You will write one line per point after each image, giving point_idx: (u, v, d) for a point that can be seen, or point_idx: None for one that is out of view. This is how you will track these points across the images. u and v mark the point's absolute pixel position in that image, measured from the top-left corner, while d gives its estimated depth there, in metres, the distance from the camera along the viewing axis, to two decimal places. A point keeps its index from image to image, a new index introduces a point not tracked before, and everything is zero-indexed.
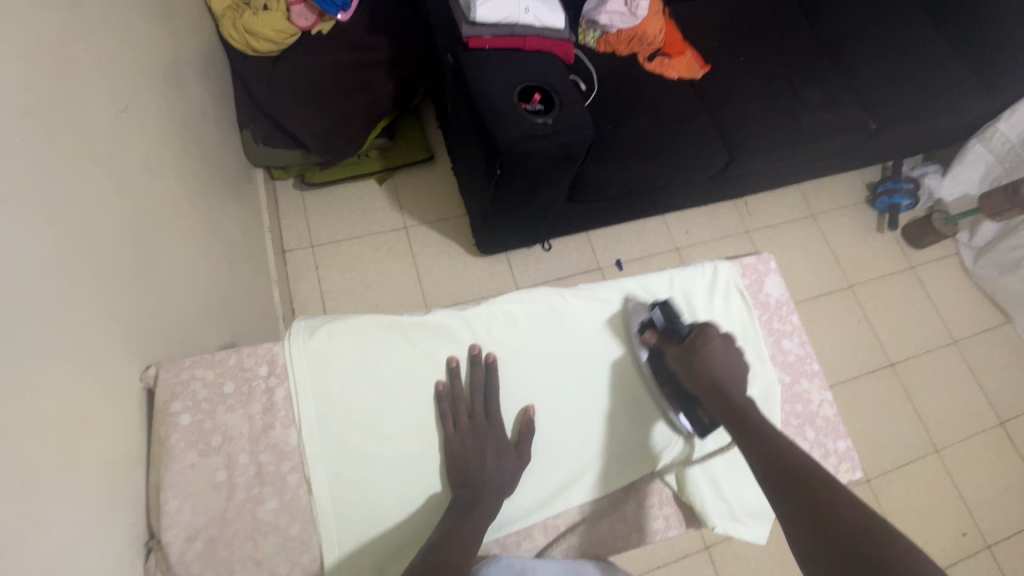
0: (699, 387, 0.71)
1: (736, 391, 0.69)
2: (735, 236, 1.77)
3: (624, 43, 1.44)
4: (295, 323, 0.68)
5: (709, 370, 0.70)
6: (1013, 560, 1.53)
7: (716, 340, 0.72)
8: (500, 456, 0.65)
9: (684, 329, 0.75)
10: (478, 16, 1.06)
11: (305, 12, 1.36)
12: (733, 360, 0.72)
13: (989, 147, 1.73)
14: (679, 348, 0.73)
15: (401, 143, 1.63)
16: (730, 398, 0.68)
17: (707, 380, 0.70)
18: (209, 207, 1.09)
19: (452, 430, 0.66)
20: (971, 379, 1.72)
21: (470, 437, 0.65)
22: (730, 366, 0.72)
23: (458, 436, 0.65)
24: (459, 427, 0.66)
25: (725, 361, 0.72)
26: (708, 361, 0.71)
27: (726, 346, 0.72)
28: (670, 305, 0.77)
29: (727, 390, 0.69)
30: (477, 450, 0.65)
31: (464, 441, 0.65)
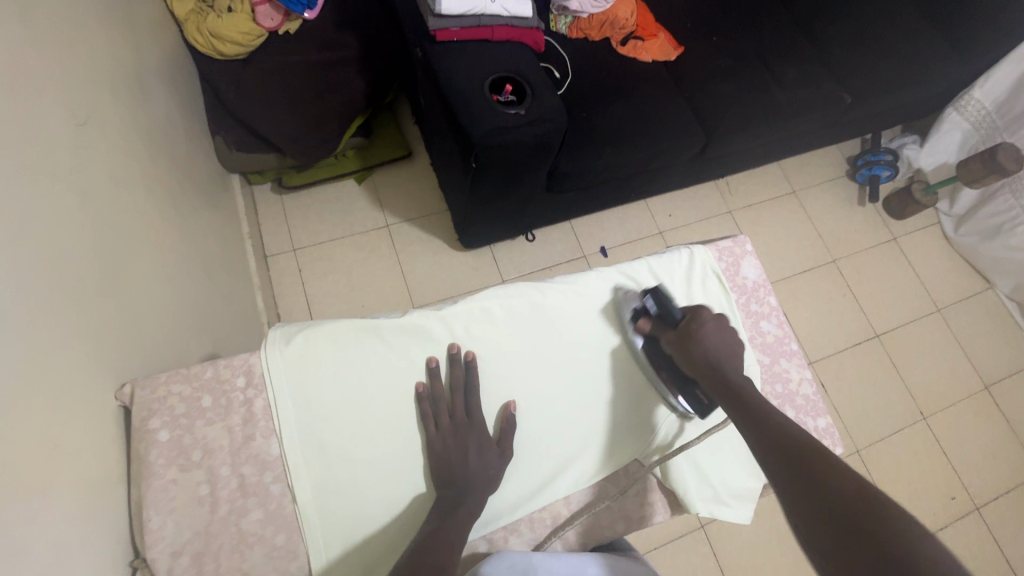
0: (692, 365, 0.70)
1: (734, 368, 0.69)
2: (718, 217, 1.78)
3: (596, 28, 1.43)
4: (272, 331, 0.68)
5: (704, 349, 0.70)
6: (1002, 520, 1.56)
7: (711, 323, 0.72)
8: (482, 451, 0.65)
9: (676, 314, 0.74)
10: (443, 9, 1.04)
11: (271, 13, 1.35)
12: (729, 343, 0.72)
13: (965, 115, 1.75)
14: (673, 334, 0.72)
15: (378, 141, 1.62)
16: (725, 375, 0.68)
17: (701, 359, 0.70)
18: (184, 218, 1.07)
19: (434, 432, 0.65)
20: (955, 346, 1.75)
21: (452, 438, 0.65)
22: (726, 348, 0.71)
23: (439, 436, 0.65)
24: (441, 428, 0.65)
25: (722, 343, 0.71)
26: (703, 344, 0.70)
27: (722, 330, 0.72)
28: (661, 291, 0.76)
29: (724, 369, 0.69)
30: (459, 450, 0.64)
31: (446, 442, 0.65)
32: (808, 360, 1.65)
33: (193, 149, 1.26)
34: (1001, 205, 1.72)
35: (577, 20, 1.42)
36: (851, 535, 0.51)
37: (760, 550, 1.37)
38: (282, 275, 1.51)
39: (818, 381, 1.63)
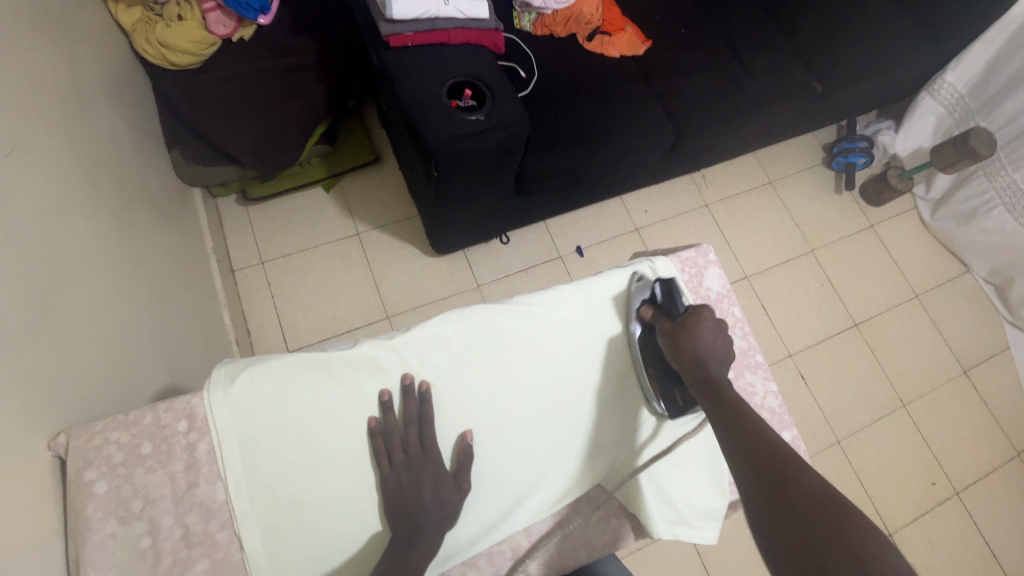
0: (680, 360, 0.69)
1: (718, 371, 0.67)
2: (695, 210, 1.76)
3: (561, 24, 1.39)
4: (215, 370, 0.65)
5: (697, 346, 0.68)
6: (981, 503, 1.58)
7: (708, 322, 0.69)
8: (438, 486, 0.64)
9: (681, 309, 0.74)
10: (395, 12, 1.01)
11: (223, 19, 1.29)
12: (722, 343, 0.70)
13: (938, 99, 1.74)
14: (668, 323, 0.71)
15: (344, 148, 1.57)
16: (712, 376, 0.66)
17: (692, 355, 0.68)
18: (135, 240, 1.03)
19: (387, 468, 0.63)
20: (934, 331, 1.75)
21: (406, 476, 0.63)
22: (718, 348, 0.69)
23: (393, 473, 0.63)
24: (394, 464, 0.63)
25: (716, 342, 0.69)
26: (694, 339, 0.68)
27: (719, 330, 0.70)
28: (671, 284, 0.76)
29: (710, 370, 0.67)
30: (415, 485, 0.63)
31: (400, 479, 0.63)
32: (788, 352, 1.65)
33: (146, 165, 1.21)
34: (975, 188, 1.72)
35: (542, 17, 1.38)
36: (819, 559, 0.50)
37: (743, 546, 1.38)
38: (251, 290, 1.46)
39: (798, 373, 1.63)
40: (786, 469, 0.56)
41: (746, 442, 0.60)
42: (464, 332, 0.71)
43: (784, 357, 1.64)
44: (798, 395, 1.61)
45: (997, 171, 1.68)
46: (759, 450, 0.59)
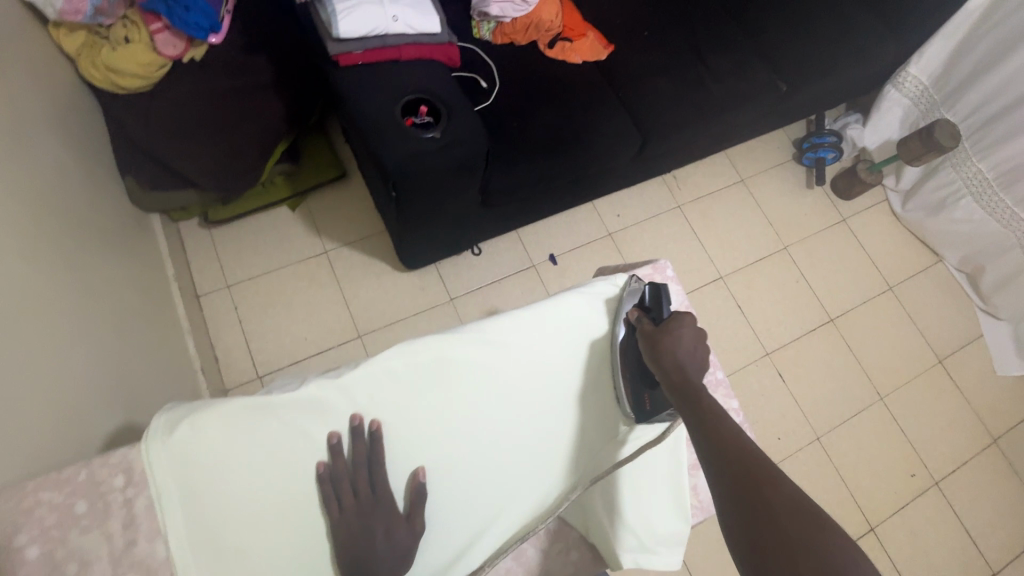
0: (658, 366, 0.69)
1: (697, 377, 0.67)
2: (668, 212, 1.75)
3: (522, 31, 1.36)
4: (154, 419, 0.62)
5: (673, 349, 0.69)
6: (960, 492, 1.59)
7: (687, 327, 0.71)
8: (391, 530, 0.63)
9: (665, 312, 0.75)
10: (341, 32, 0.99)
11: (172, 39, 1.23)
12: (700, 354, 0.69)
13: (903, 91, 1.73)
14: (650, 325, 0.72)
15: (308, 164, 1.53)
16: (689, 381, 0.66)
17: (670, 361, 0.68)
18: (85, 274, 1.00)
19: (337, 514, 0.62)
20: (909, 322, 1.75)
21: (358, 521, 0.62)
22: (696, 356, 0.69)
23: (344, 519, 0.62)
24: (345, 508, 0.62)
25: (695, 350, 0.69)
26: (673, 343, 0.69)
27: (697, 339, 0.70)
28: (661, 289, 0.77)
29: (687, 372, 0.67)
30: (367, 531, 0.62)
31: (352, 524, 0.62)
32: (765, 350, 1.65)
33: (97, 195, 1.18)
34: (943, 179, 1.72)
35: (501, 25, 1.36)
36: (795, 570, 0.50)
37: (726, 549, 1.37)
38: (217, 315, 1.43)
39: (776, 371, 1.63)
40: (763, 478, 0.56)
41: (724, 448, 0.59)
42: (416, 366, 0.70)
43: (762, 356, 1.64)
44: (776, 393, 1.60)
45: (963, 162, 1.68)
46: (737, 456, 0.58)
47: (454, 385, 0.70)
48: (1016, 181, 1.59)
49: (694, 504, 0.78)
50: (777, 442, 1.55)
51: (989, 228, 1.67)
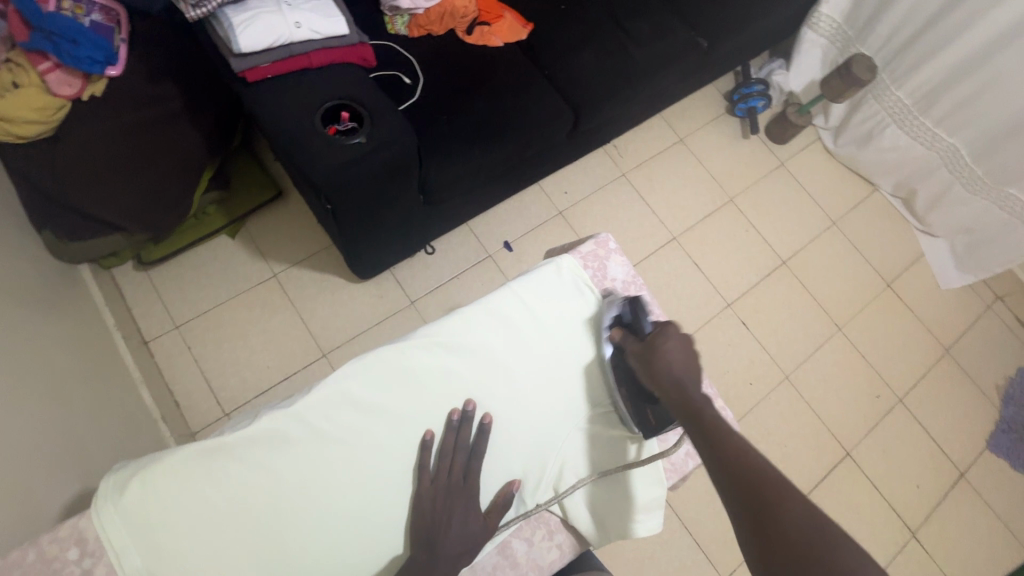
0: (655, 381, 0.66)
1: (695, 386, 0.64)
2: (614, 182, 1.76)
3: (437, 21, 1.33)
4: (103, 482, 0.59)
5: (667, 365, 0.65)
6: (923, 405, 1.68)
7: (675, 338, 0.67)
8: (468, 517, 0.65)
9: (647, 327, 0.71)
10: (243, 47, 0.94)
11: (66, 78, 1.16)
12: (694, 363, 0.66)
13: (819, 31, 1.77)
14: (639, 346, 0.69)
15: (240, 189, 1.47)
16: (692, 400, 0.62)
17: (668, 377, 0.64)
18: (11, 342, 0.94)
19: (428, 485, 0.65)
20: (855, 253, 1.83)
21: (443, 496, 0.65)
22: (691, 364, 0.66)
23: (431, 492, 0.65)
24: (436, 482, 0.66)
25: (686, 359, 0.66)
26: (666, 360, 0.66)
27: (688, 348, 0.67)
28: (638, 302, 0.74)
29: (688, 389, 0.63)
30: (445, 511, 0.65)
31: (437, 499, 0.65)
32: (726, 303, 1.69)
33: (11, 256, 1.10)
34: (868, 111, 1.78)
35: (415, 17, 1.33)
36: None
37: (714, 497, 1.43)
38: (170, 359, 1.36)
39: (739, 320, 1.68)
40: (773, 499, 0.55)
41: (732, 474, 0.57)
42: (372, 379, 0.68)
43: (724, 308, 1.68)
44: (743, 342, 1.65)
45: (883, 92, 1.73)
46: (730, 457, 0.57)
47: (419, 393, 0.69)
48: (932, 103, 1.64)
49: (667, 467, 0.78)
50: (748, 388, 1.60)
51: (916, 152, 1.73)
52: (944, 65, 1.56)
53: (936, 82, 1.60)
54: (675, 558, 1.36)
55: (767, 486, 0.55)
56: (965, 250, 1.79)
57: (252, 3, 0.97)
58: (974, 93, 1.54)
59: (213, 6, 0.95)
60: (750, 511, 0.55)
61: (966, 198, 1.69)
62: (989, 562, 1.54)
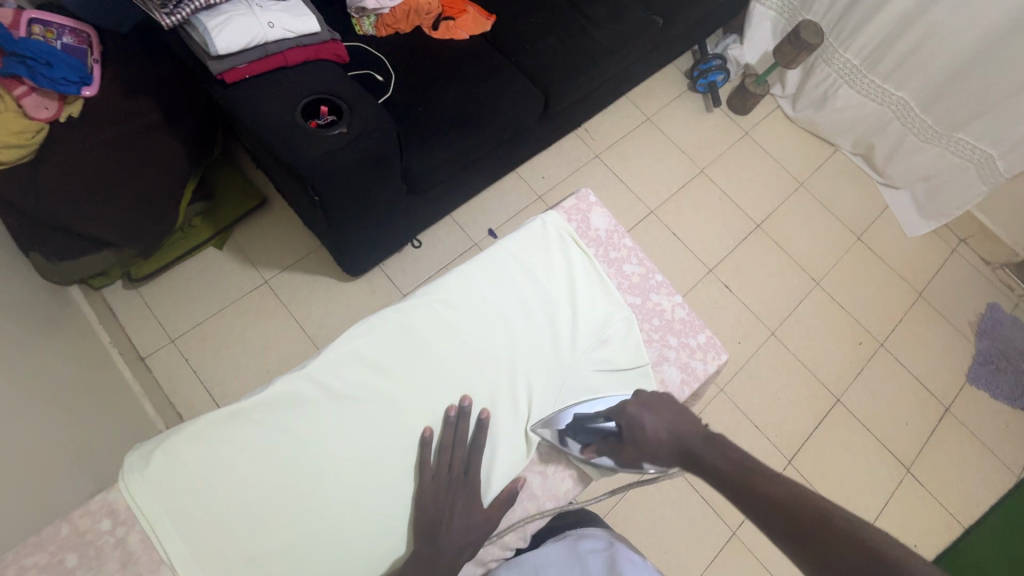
0: (664, 460, 0.67)
1: (696, 439, 0.65)
2: (588, 163, 1.82)
3: (403, 20, 1.38)
4: (129, 457, 0.61)
5: (660, 438, 0.67)
6: (903, 347, 1.76)
7: (647, 415, 0.70)
8: (470, 510, 0.66)
9: (609, 426, 0.71)
10: (219, 48, 0.98)
11: (43, 101, 1.18)
12: (674, 415, 0.70)
13: (767, 4, 1.90)
14: (629, 447, 0.69)
15: (224, 199, 1.49)
16: (699, 456, 0.63)
17: (669, 448, 0.66)
18: (10, 357, 0.94)
19: (430, 480, 0.66)
20: (824, 210, 1.91)
21: (445, 492, 0.66)
22: (675, 422, 0.69)
23: (433, 487, 0.66)
24: (437, 477, 0.66)
25: (668, 421, 0.69)
26: (658, 434, 0.67)
27: (660, 413, 0.70)
28: (577, 419, 0.72)
29: (692, 446, 0.65)
30: (447, 504, 0.66)
31: (439, 493, 0.66)
32: (708, 268, 1.75)
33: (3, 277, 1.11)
34: (820, 75, 1.87)
35: (381, 17, 1.37)
36: None
37: None
38: (169, 372, 1.36)
39: (721, 284, 1.74)
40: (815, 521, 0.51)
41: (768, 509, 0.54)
42: (378, 340, 0.72)
43: (706, 274, 1.74)
44: (727, 303, 1.71)
45: (832, 56, 1.82)
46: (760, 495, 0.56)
47: (425, 351, 0.72)
48: (878, 61, 1.73)
49: (687, 376, 0.81)
50: (738, 346, 1.66)
51: (869, 109, 1.83)
52: (883, 24, 1.66)
53: (880, 39, 1.69)
54: (685, 515, 1.40)
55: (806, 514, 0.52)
56: (925, 197, 1.88)
57: (226, 7, 1.01)
58: (915, 46, 1.63)
59: (187, 13, 0.98)
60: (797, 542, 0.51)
61: (919, 147, 1.79)
62: (981, 488, 1.61)
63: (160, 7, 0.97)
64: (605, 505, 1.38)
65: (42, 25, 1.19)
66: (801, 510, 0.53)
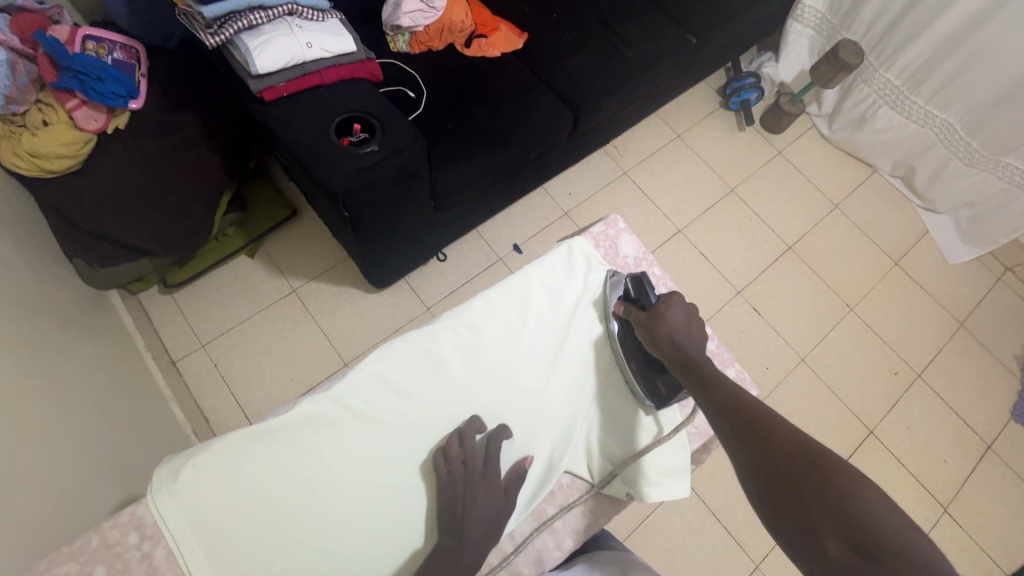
0: (659, 347, 0.71)
1: (695, 349, 0.70)
2: (616, 180, 1.80)
3: (436, 37, 1.40)
4: (158, 469, 0.63)
5: (671, 325, 0.72)
6: (942, 380, 1.68)
7: (678, 305, 0.73)
8: (490, 498, 0.65)
9: (652, 298, 0.78)
10: (260, 68, 1.01)
11: (92, 113, 1.23)
12: (695, 324, 0.73)
13: (804, 22, 1.85)
14: (644, 314, 0.74)
15: (257, 210, 1.53)
16: (687, 354, 0.68)
17: (668, 339, 0.71)
18: (52, 363, 0.98)
19: (445, 476, 0.65)
20: (859, 233, 1.85)
21: (460, 487, 0.65)
22: (692, 329, 0.73)
23: (449, 481, 0.65)
24: (453, 473, 0.65)
25: (688, 322, 0.73)
26: (669, 322, 0.72)
27: (691, 314, 0.74)
28: (642, 277, 0.80)
29: (686, 346, 0.70)
30: (461, 500, 0.64)
31: (455, 490, 0.64)
32: (736, 290, 1.71)
33: (50, 283, 1.16)
34: (859, 95, 1.82)
35: (415, 34, 1.39)
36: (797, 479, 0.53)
37: None
38: (197, 377, 1.40)
39: (750, 307, 1.69)
40: (764, 418, 0.58)
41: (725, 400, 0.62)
42: (401, 361, 0.72)
43: (734, 296, 1.70)
44: (757, 327, 1.67)
45: (872, 75, 1.77)
46: (727, 391, 0.62)
47: (445, 372, 0.73)
48: (922, 82, 1.68)
49: (690, 430, 0.81)
50: (766, 372, 1.61)
51: (910, 131, 1.77)
52: (928, 45, 1.61)
53: (923, 60, 1.64)
54: (706, 545, 1.36)
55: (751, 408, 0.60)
56: (970, 223, 1.81)
57: (267, 27, 1.04)
58: (960, 68, 1.58)
59: (230, 33, 1.01)
60: (735, 421, 0.60)
61: (965, 171, 1.72)
62: None
63: (205, 28, 1.01)
64: (624, 531, 1.35)
65: (96, 41, 1.24)
66: (751, 404, 0.61)
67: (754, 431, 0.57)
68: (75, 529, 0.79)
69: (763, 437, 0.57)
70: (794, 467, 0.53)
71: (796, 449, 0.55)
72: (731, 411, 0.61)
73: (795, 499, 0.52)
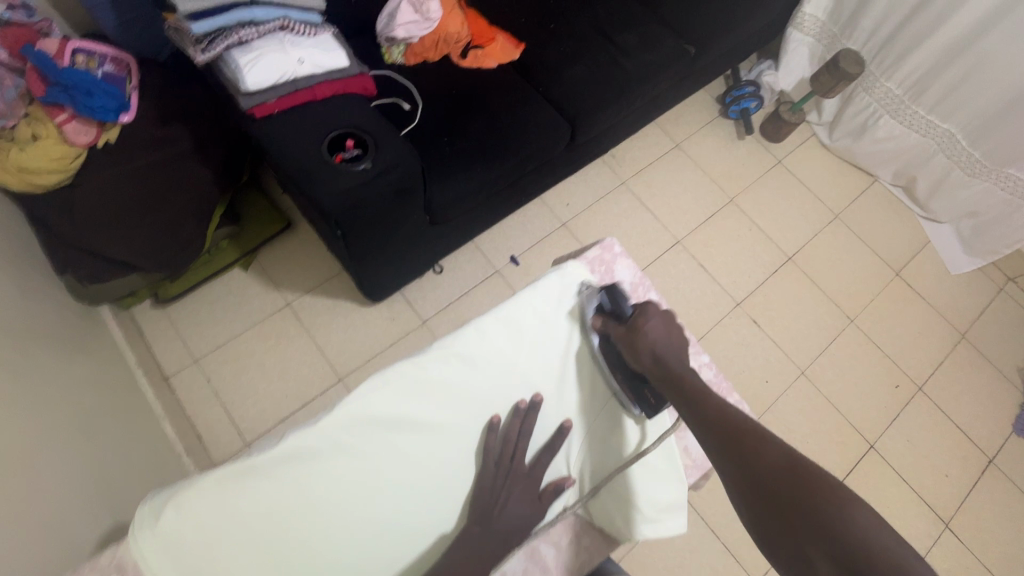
0: (640, 362, 0.70)
1: (677, 361, 0.68)
2: (614, 190, 1.78)
3: (432, 48, 1.39)
4: (140, 507, 0.61)
5: (649, 340, 0.69)
6: (944, 393, 1.66)
7: (654, 317, 0.71)
8: (520, 498, 0.68)
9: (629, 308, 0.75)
10: (251, 84, 1.00)
11: (83, 127, 1.20)
12: (674, 335, 0.71)
13: (804, 31, 1.83)
14: (621, 329, 0.72)
15: (250, 223, 1.51)
16: (670, 369, 0.67)
17: (648, 353, 0.69)
18: (37, 387, 0.96)
19: (492, 462, 0.69)
20: (860, 243, 1.83)
21: (500, 477, 0.69)
22: (671, 339, 0.70)
23: (497, 471, 0.69)
24: (500, 463, 0.69)
25: (667, 332, 0.71)
26: (648, 335, 0.69)
27: (668, 323, 0.72)
28: (615, 288, 0.77)
29: (667, 358, 0.68)
30: (502, 493, 0.68)
31: (497, 478, 0.68)
32: (736, 302, 1.69)
33: (39, 302, 1.14)
34: (860, 104, 1.80)
35: (410, 46, 1.37)
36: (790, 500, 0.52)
37: None
38: (190, 393, 1.38)
39: (749, 319, 1.68)
40: (753, 438, 0.58)
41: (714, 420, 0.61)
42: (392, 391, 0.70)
43: (733, 308, 1.68)
44: (756, 340, 1.65)
45: (873, 84, 1.75)
46: (715, 412, 0.62)
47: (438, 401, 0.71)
48: (924, 91, 1.66)
49: (687, 463, 0.81)
50: (766, 386, 1.60)
51: (911, 140, 1.75)
52: (928, 55, 1.59)
53: (925, 70, 1.62)
54: (705, 564, 1.34)
55: (741, 428, 0.60)
56: (971, 233, 1.79)
57: (258, 43, 1.02)
58: (962, 78, 1.56)
59: (221, 50, 1.01)
60: (724, 440, 0.59)
61: (966, 181, 1.70)
62: None
63: (197, 44, 1.01)
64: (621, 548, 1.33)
65: (86, 53, 1.21)
66: (742, 423, 0.60)
67: (743, 452, 0.57)
68: (64, 559, 0.78)
69: (751, 460, 0.56)
70: (785, 489, 0.53)
71: (785, 469, 0.54)
72: (720, 431, 0.60)
73: (788, 523, 0.52)
